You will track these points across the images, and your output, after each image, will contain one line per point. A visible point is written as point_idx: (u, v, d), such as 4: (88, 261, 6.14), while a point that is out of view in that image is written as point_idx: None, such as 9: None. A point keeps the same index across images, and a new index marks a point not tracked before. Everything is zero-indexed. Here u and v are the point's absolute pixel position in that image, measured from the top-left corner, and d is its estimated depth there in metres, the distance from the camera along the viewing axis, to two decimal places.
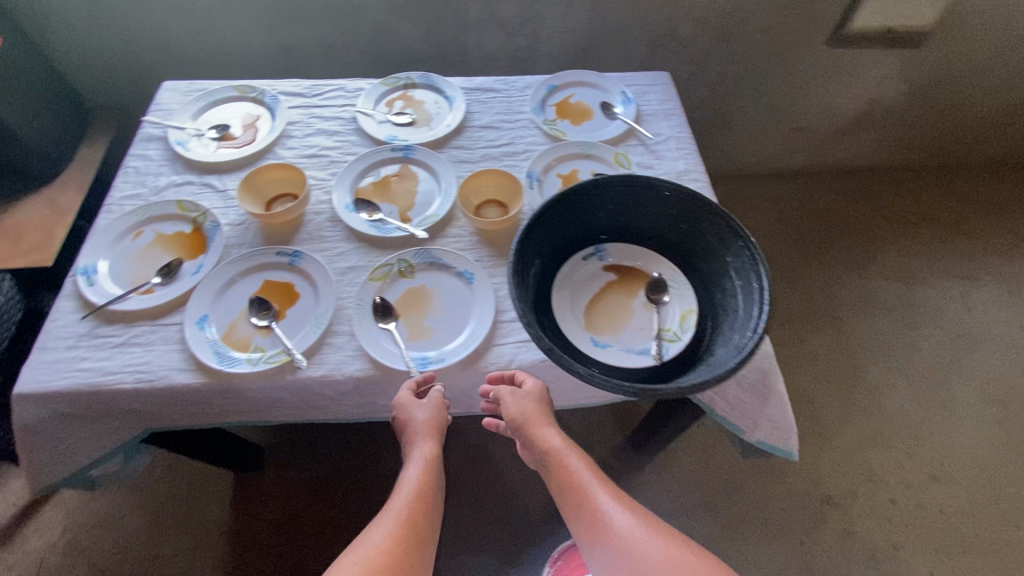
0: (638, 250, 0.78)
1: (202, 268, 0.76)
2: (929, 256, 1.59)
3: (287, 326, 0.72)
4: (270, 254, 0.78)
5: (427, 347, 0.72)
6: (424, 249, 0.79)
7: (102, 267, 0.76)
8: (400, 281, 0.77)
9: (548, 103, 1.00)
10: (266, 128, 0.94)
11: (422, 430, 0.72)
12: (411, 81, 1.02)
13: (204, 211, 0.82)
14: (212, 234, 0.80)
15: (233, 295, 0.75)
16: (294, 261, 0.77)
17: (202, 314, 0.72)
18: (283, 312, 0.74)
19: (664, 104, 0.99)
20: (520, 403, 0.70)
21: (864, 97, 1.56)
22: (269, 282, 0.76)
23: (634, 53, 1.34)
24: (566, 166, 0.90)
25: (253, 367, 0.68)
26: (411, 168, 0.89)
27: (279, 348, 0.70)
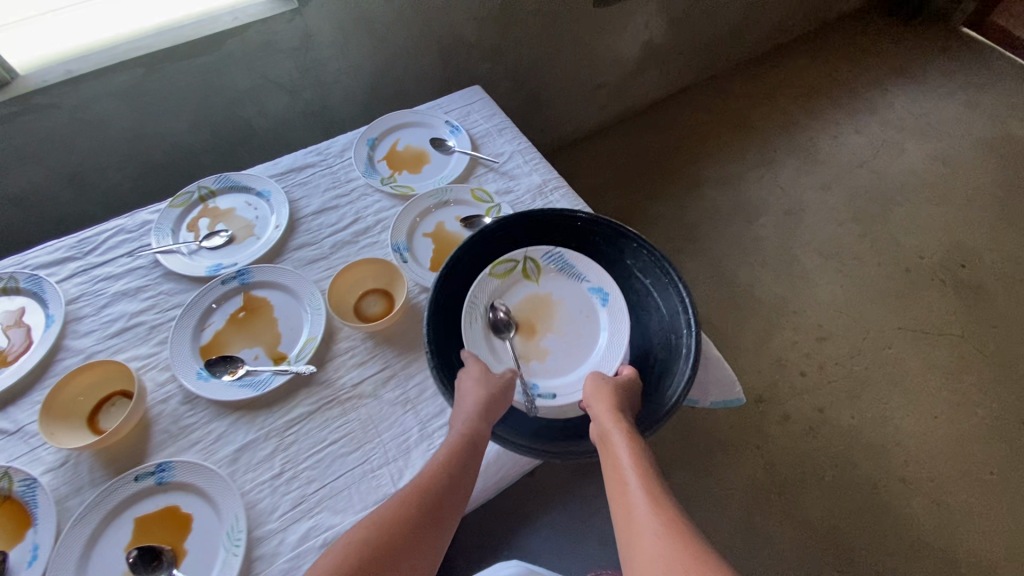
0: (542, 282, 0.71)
1: (37, 551, 0.56)
2: (739, 157, 1.80)
3: (196, 564, 0.56)
4: (127, 485, 0.59)
5: (540, 374, 0.65)
6: (556, 252, 0.70)
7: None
8: (523, 283, 0.69)
9: (376, 159, 0.90)
10: (41, 323, 0.71)
11: (483, 408, 0.58)
12: (206, 190, 0.84)
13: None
14: (28, 499, 0.59)
15: (99, 563, 0.56)
16: (163, 476, 0.60)
17: None
18: (183, 548, 0.57)
19: (492, 119, 0.95)
20: (593, 381, 0.60)
21: (641, 41, 1.67)
22: (140, 519, 0.58)
23: (431, 71, 1.27)
24: (428, 223, 0.82)
25: None
26: (256, 294, 0.75)
27: None
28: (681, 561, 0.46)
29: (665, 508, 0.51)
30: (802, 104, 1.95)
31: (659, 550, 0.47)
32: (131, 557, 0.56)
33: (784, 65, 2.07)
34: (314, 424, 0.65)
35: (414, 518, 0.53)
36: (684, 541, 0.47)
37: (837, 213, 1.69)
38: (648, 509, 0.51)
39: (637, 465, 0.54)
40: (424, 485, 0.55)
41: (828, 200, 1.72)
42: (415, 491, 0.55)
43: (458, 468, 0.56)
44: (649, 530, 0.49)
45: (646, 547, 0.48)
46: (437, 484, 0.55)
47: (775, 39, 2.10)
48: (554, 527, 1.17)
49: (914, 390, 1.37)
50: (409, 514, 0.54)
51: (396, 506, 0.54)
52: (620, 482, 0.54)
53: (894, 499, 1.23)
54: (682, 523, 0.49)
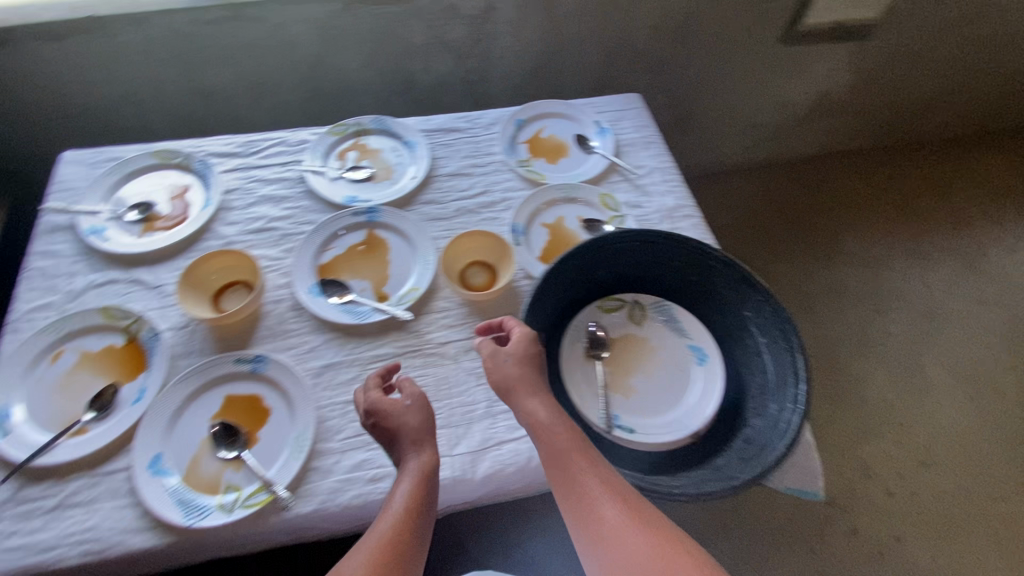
0: (650, 317, 0.70)
1: (145, 392, 0.64)
2: (887, 241, 1.63)
3: (261, 453, 0.61)
4: (227, 363, 0.66)
5: (623, 408, 0.64)
6: (665, 305, 0.71)
7: (16, 406, 0.63)
8: (625, 322, 0.70)
9: (519, 139, 0.91)
10: (199, 202, 0.81)
11: (413, 438, 0.57)
12: (362, 126, 0.90)
13: (136, 317, 0.68)
14: (151, 348, 0.67)
15: (188, 422, 0.63)
16: (258, 366, 0.66)
17: (155, 454, 0.60)
18: (256, 435, 0.63)
19: (642, 130, 0.93)
20: (512, 378, 0.59)
21: (816, 91, 1.56)
22: (230, 396, 0.65)
23: (592, 68, 1.26)
24: (550, 214, 0.82)
25: (229, 515, 0.57)
26: (378, 233, 0.79)
27: (255, 484, 0.59)
28: (652, 542, 0.47)
29: (619, 486, 0.51)
30: (980, 204, 1.72)
31: (638, 537, 0.48)
32: (214, 427, 0.62)
33: (972, 156, 1.84)
34: None
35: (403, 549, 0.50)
36: (648, 524, 0.49)
37: (986, 333, 1.48)
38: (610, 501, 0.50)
39: (583, 455, 0.53)
40: (396, 522, 0.51)
41: (979, 316, 1.51)
42: (387, 519, 0.52)
43: (421, 497, 0.53)
44: (615, 520, 0.49)
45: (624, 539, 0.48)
46: (413, 515, 0.52)
47: (972, 125, 1.86)
48: None
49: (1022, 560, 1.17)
50: (399, 540, 0.50)
51: (381, 532, 0.51)
52: (572, 476, 0.52)
53: None
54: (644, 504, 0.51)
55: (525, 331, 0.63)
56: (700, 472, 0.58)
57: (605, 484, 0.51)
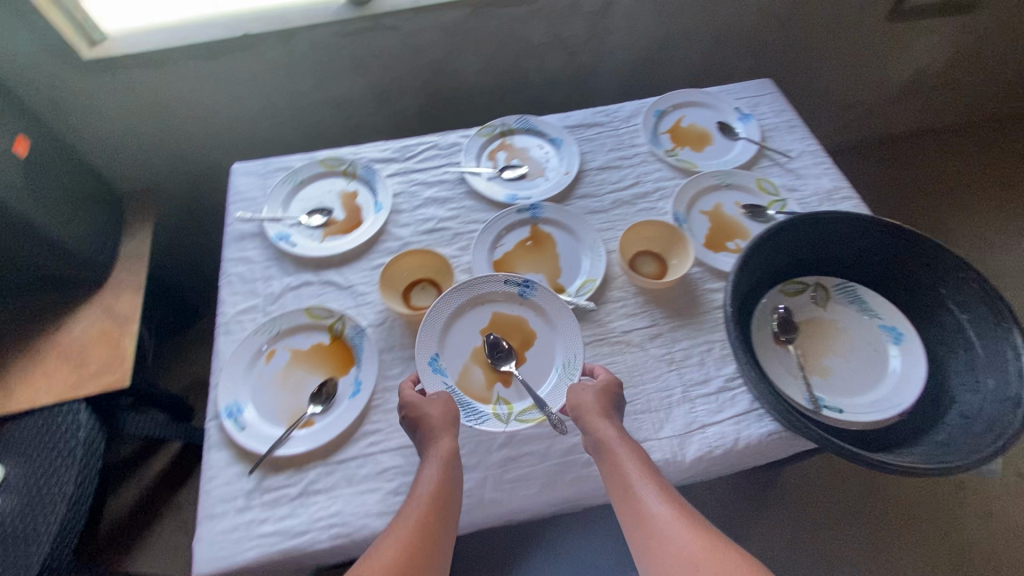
0: (835, 300, 0.71)
1: (361, 384, 0.68)
2: (992, 216, 1.58)
3: (531, 373, 0.67)
4: (497, 282, 0.72)
5: (824, 389, 0.65)
6: (848, 285, 0.71)
7: (248, 401, 0.67)
8: (811, 306, 0.71)
9: (660, 130, 0.93)
10: (369, 206, 0.85)
11: (433, 427, 0.60)
12: (508, 127, 0.93)
13: (339, 315, 0.72)
14: (358, 344, 0.71)
15: (461, 332, 0.69)
16: (529, 287, 0.72)
17: (434, 354, 0.67)
18: (523, 354, 0.69)
19: (783, 114, 0.93)
20: (583, 409, 0.61)
21: (915, 67, 1.51)
22: (499, 313, 0.71)
23: (696, 58, 1.27)
24: (709, 200, 0.83)
25: (506, 425, 0.63)
26: (543, 228, 0.82)
27: (528, 403, 0.65)
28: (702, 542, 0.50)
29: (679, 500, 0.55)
30: None
31: (682, 545, 0.50)
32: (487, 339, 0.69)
33: None
34: (586, 355, 0.70)
35: (431, 529, 0.53)
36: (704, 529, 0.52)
37: None
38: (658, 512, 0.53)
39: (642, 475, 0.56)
40: (426, 507, 0.55)
41: None
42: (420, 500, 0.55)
43: (446, 486, 0.57)
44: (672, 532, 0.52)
45: (664, 546, 0.51)
46: (441, 497, 0.56)
47: None
48: None
49: None
50: (435, 517, 0.54)
51: (415, 512, 0.54)
52: (627, 490, 0.55)
53: None
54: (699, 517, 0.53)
55: (608, 376, 0.64)
56: (926, 447, 0.58)
57: (657, 491, 0.55)
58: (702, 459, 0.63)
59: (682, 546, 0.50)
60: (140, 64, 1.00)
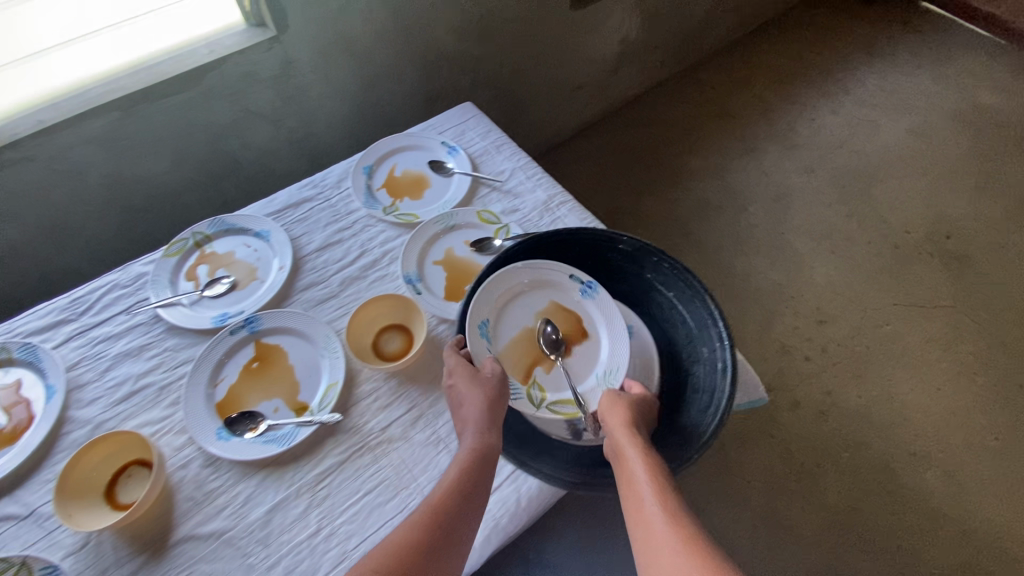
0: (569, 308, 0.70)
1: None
2: (722, 147, 1.82)
3: (573, 369, 0.66)
4: (564, 275, 0.70)
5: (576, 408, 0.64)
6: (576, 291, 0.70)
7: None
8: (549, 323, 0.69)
9: (374, 187, 0.87)
10: (39, 394, 0.68)
11: (469, 415, 0.60)
12: (202, 235, 0.81)
13: (17, 563, 0.55)
14: None
15: (513, 313, 0.69)
16: (588, 293, 0.69)
17: (482, 321, 0.67)
18: (578, 344, 0.68)
19: (488, 136, 0.93)
20: (610, 404, 0.61)
21: (618, 40, 1.67)
22: (558, 303, 0.70)
23: (415, 87, 1.24)
24: (436, 250, 0.80)
25: (538, 409, 0.63)
26: (267, 341, 0.71)
27: (564, 396, 0.64)
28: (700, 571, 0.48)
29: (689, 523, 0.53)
30: (776, 90, 1.97)
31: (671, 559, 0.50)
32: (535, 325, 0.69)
33: (754, 52, 2.09)
34: (347, 474, 0.62)
35: (449, 514, 0.55)
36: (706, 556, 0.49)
37: (821, 195, 1.71)
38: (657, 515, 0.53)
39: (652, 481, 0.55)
40: (444, 500, 0.56)
41: (813, 183, 1.74)
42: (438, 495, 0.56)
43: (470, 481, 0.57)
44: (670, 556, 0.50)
45: (659, 553, 0.51)
46: (464, 487, 0.56)
47: (746, 27, 2.11)
48: (583, 536, 1.14)
49: (919, 366, 1.39)
50: (451, 504, 0.55)
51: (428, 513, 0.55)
52: (636, 496, 0.55)
53: (909, 474, 1.25)
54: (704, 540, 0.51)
55: (643, 395, 0.62)
56: (675, 437, 0.61)
57: (661, 502, 0.54)
58: (490, 537, 0.59)
59: (673, 559, 0.50)
60: None
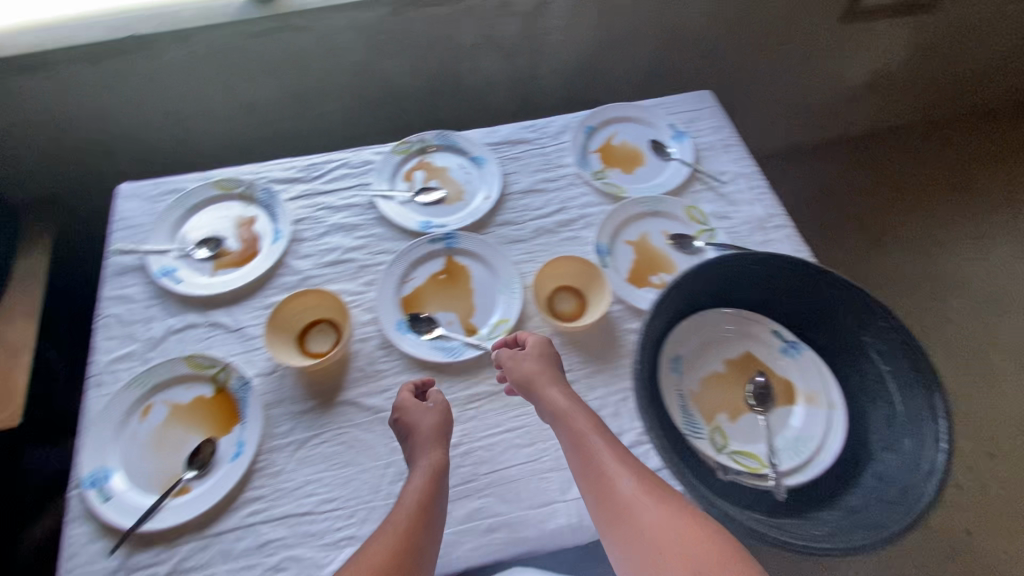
0: (752, 353, 0.67)
1: (244, 447, 0.62)
2: (943, 220, 1.57)
3: (761, 423, 0.63)
4: (767, 330, 0.68)
5: (741, 450, 0.61)
6: (763, 339, 0.67)
7: (117, 466, 0.61)
8: (727, 360, 0.67)
9: (590, 149, 0.86)
10: (268, 234, 0.77)
11: (427, 437, 0.59)
12: (427, 143, 0.86)
13: (222, 365, 0.66)
14: (243, 397, 0.65)
15: (709, 351, 0.67)
16: (790, 353, 0.66)
17: (677, 353, 0.66)
18: (778, 402, 0.64)
19: (720, 132, 0.88)
20: (516, 360, 0.63)
21: (869, 68, 1.48)
22: (758, 357, 0.67)
23: (646, 58, 1.20)
24: (634, 230, 0.78)
25: (719, 453, 0.60)
26: (457, 258, 0.76)
27: (749, 450, 0.61)
28: (680, 533, 0.49)
29: (650, 488, 0.53)
30: None
31: (650, 523, 0.50)
32: (728, 369, 0.66)
33: None
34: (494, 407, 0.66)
35: (413, 537, 0.52)
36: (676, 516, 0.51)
37: None
38: (618, 468, 0.54)
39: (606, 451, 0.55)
40: (407, 519, 0.53)
41: None
42: (410, 508, 0.54)
43: (434, 492, 0.55)
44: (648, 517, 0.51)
45: (635, 524, 0.51)
46: (430, 504, 0.54)
47: None
48: None
49: None
50: (423, 523, 0.53)
51: (394, 529, 0.52)
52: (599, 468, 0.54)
53: None
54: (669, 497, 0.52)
55: (536, 346, 0.64)
56: (835, 514, 0.54)
57: (621, 466, 0.54)
58: None
59: (649, 511, 0.51)
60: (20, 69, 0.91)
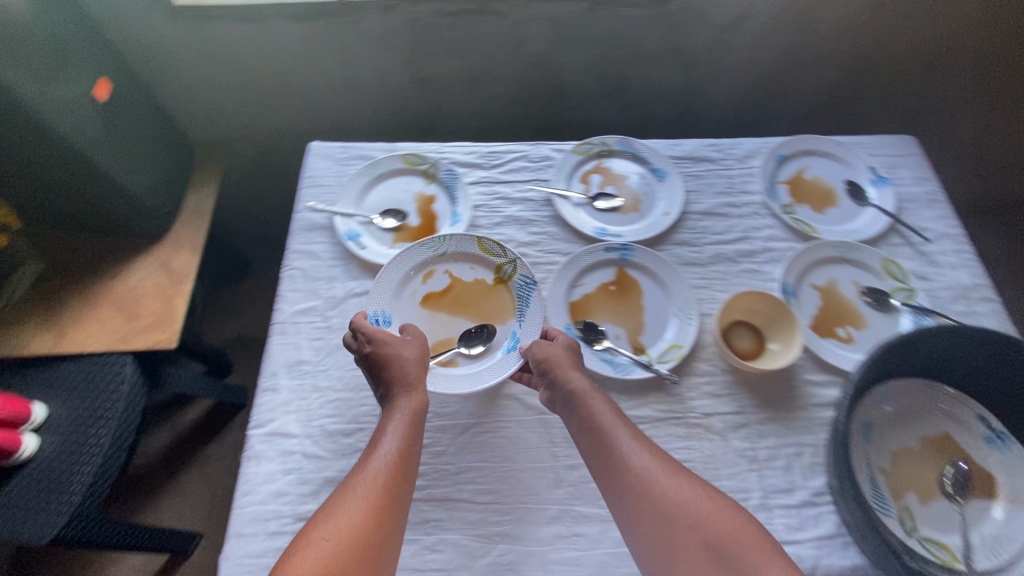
0: (955, 434, 0.61)
1: (519, 343, 0.67)
2: None
3: (959, 516, 0.57)
4: (972, 412, 0.62)
5: (932, 538, 0.56)
6: (969, 418, 0.62)
7: (397, 313, 0.69)
8: (922, 434, 0.62)
9: (777, 179, 0.82)
10: (446, 215, 0.78)
11: (408, 379, 0.59)
12: (608, 148, 0.84)
13: (511, 258, 0.71)
14: (524, 293, 0.70)
15: (903, 422, 0.62)
16: (999, 442, 0.60)
17: (867, 419, 0.62)
18: (982, 496, 0.58)
19: (923, 183, 0.81)
20: (541, 350, 0.63)
21: None
22: (955, 438, 0.61)
23: (825, 87, 1.13)
24: (821, 275, 0.73)
25: (910, 537, 0.56)
26: (630, 272, 0.73)
27: (942, 540, 0.56)
28: (711, 520, 0.50)
29: (668, 466, 0.55)
30: None
31: (674, 503, 0.51)
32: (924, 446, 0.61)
33: None
34: (659, 433, 0.63)
35: (387, 494, 0.51)
36: (705, 501, 0.52)
37: None
38: (628, 438, 0.56)
39: (619, 427, 0.57)
40: (386, 469, 0.53)
41: None
42: (385, 463, 0.53)
43: (410, 444, 0.55)
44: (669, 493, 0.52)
45: (652, 500, 0.52)
46: (406, 461, 0.54)
47: None
48: None
49: None
50: (396, 483, 0.52)
51: (376, 485, 0.52)
52: (610, 435, 0.56)
53: None
54: (690, 479, 0.54)
55: (563, 345, 0.64)
56: None
57: (633, 440, 0.56)
58: None
59: (665, 485, 0.53)
60: (234, 17, 0.96)
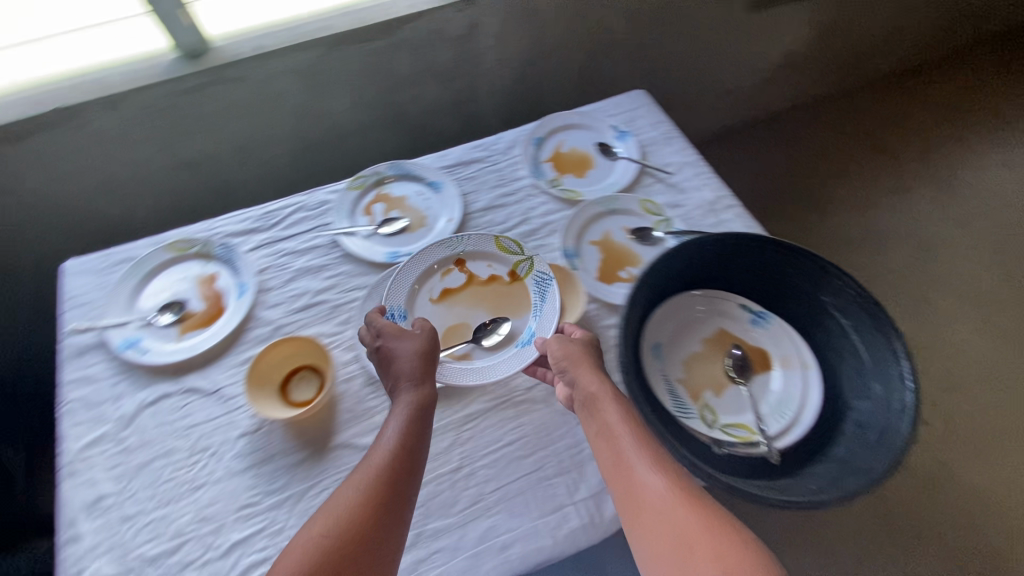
0: (728, 328, 0.71)
1: (533, 336, 0.70)
2: (877, 180, 1.68)
3: (747, 395, 0.66)
4: (735, 304, 0.71)
5: (730, 423, 0.64)
6: (734, 310, 0.71)
7: (413, 309, 0.73)
8: (703, 337, 0.70)
9: (541, 159, 0.89)
10: (232, 288, 0.76)
11: (416, 369, 0.61)
12: (380, 176, 0.86)
13: (528, 257, 0.75)
14: (537, 288, 0.74)
15: (685, 333, 0.70)
16: (761, 322, 0.70)
17: (656, 341, 0.69)
18: (760, 371, 0.67)
19: (659, 127, 0.92)
20: (562, 352, 0.63)
21: (780, 50, 1.60)
22: (729, 331, 0.70)
23: (577, 66, 1.25)
24: (596, 231, 0.81)
25: (713, 429, 0.63)
26: (429, 284, 0.75)
27: (738, 420, 0.64)
28: (695, 536, 0.46)
29: (672, 474, 0.51)
30: (944, 128, 1.80)
31: (662, 514, 0.48)
32: (708, 347, 0.70)
33: (925, 85, 1.91)
34: (491, 423, 0.66)
35: (384, 491, 0.51)
36: (700, 513, 0.47)
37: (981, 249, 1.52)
38: (631, 438, 0.54)
39: (629, 432, 0.54)
40: (382, 464, 0.53)
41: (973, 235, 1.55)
42: (382, 459, 0.54)
43: (413, 443, 0.55)
44: (661, 501, 0.49)
45: (646, 509, 0.49)
46: (406, 457, 0.54)
47: (919, 57, 1.94)
48: None
49: None
50: (391, 478, 0.52)
51: (370, 482, 0.52)
52: (611, 436, 0.55)
53: None
54: (693, 490, 0.50)
55: (580, 346, 0.64)
56: (829, 468, 0.56)
57: (637, 444, 0.53)
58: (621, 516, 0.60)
59: (660, 493, 0.49)
60: None
